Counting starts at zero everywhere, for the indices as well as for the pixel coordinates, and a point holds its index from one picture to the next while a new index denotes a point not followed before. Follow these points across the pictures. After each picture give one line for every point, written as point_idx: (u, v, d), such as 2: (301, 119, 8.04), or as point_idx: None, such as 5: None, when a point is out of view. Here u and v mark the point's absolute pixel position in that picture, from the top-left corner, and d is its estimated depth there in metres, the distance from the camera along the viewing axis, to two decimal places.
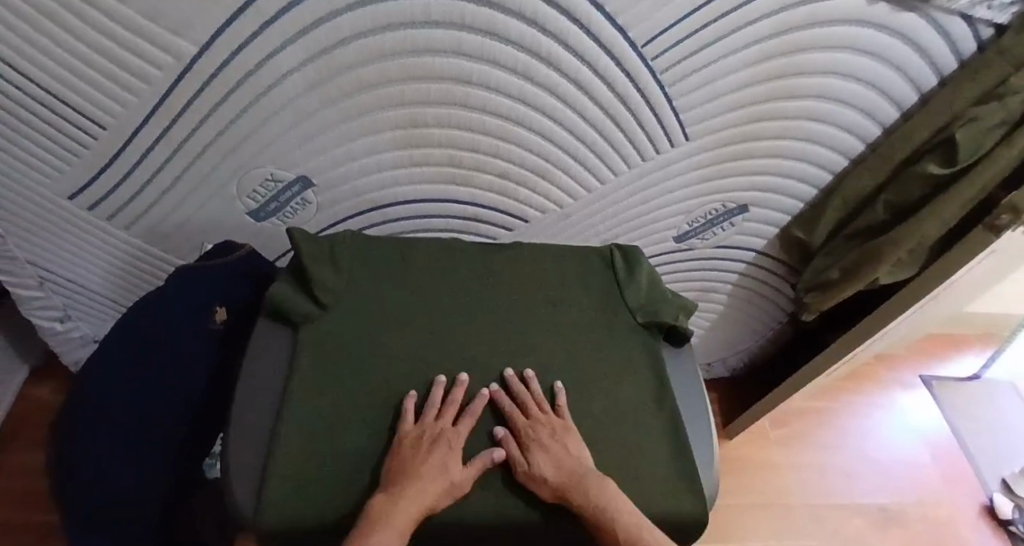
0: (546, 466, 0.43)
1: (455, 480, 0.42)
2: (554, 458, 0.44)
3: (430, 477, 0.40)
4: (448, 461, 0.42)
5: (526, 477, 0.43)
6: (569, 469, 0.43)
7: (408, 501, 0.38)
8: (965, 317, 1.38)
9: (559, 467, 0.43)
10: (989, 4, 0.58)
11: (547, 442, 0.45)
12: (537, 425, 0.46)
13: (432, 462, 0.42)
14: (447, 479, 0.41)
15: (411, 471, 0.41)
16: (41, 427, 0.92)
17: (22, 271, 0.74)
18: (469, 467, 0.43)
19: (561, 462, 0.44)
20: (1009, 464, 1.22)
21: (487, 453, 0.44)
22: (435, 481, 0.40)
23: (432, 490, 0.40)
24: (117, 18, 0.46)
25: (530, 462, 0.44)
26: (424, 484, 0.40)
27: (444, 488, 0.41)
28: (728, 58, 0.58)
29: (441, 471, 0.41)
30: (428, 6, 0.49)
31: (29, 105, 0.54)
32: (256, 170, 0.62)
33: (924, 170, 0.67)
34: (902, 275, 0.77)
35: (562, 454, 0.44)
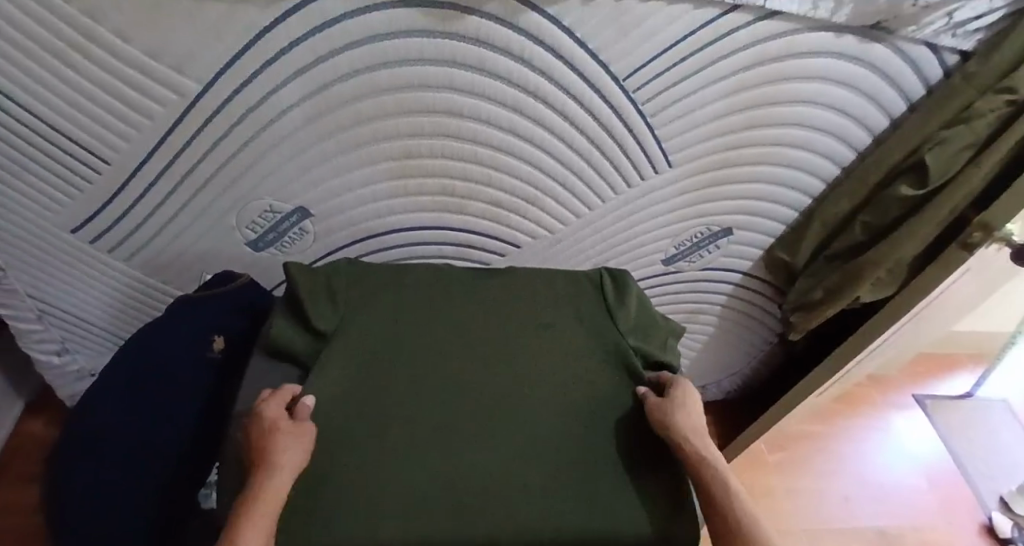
0: (678, 413, 0.50)
1: (296, 436, 0.43)
2: (685, 411, 0.50)
3: (265, 452, 0.41)
4: (284, 426, 0.43)
5: (658, 413, 0.50)
6: (696, 429, 0.49)
7: (267, 478, 0.39)
8: (955, 336, 1.40)
9: (686, 418, 0.50)
10: (952, 33, 0.62)
11: (690, 404, 0.51)
12: (687, 388, 0.53)
13: (272, 435, 0.42)
14: (295, 443, 0.42)
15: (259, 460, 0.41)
16: (34, 463, 0.91)
17: (21, 304, 0.74)
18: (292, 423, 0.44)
19: (692, 421, 0.50)
20: (1006, 482, 1.22)
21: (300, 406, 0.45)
22: (285, 449, 0.41)
23: (289, 459, 0.41)
24: (127, 58, 0.49)
25: (670, 406, 0.50)
26: (276, 458, 0.41)
27: (299, 447, 0.43)
28: (705, 90, 0.61)
29: (288, 438, 0.42)
30: (422, 45, 0.52)
31: (36, 142, 0.56)
32: (256, 202, 0.64)
33: (898, 192, 0.70)
34: (883, 294, 0.79)
35: (697, 419, 0.50)
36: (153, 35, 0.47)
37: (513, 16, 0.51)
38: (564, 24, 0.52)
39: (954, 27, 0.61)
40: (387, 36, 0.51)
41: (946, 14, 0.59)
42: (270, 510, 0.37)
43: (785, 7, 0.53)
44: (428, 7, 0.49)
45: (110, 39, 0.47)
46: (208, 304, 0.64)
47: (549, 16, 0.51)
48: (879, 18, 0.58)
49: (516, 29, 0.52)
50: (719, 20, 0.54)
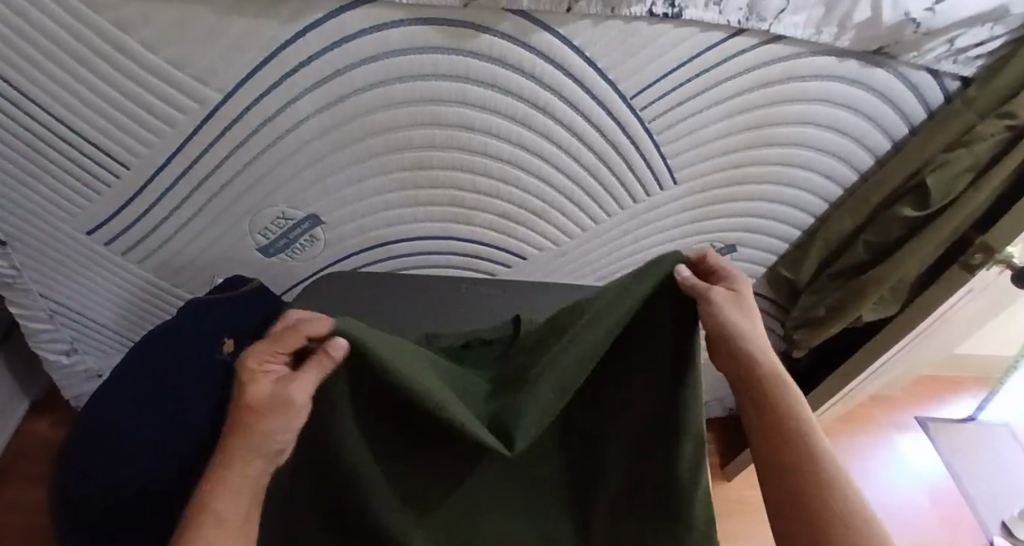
0: (737, 315, 0.40)
1: (280, 407, 0.34)
2: (744, 311, 0.41)
3: (245, 426, 0.34)
4: (273, 391, 0.34)
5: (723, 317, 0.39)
6: (752, 338, 0.41)
7: (237, 461, 0.34)
8: (957, 358, 1.40)
9: (746, 326, 0.41)
10: (953, 59, 0.64)
11: (746, 305, 0.41)
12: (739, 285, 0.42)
13: (253, 403, 0.34)
14: (278, 419, 0.34)
15: (238, 424, 0.35)
16: (39, 462, 0.92)
17: (34, 303, 0.75)
18: (281, 395, 0.34)
19: (748, 329, 0.41)
20: (1009, 505, 1.19)
21: (314, 360, 0.34)
22: (265, 428, 0.34)
23: (265, 441, 0.34)
24: (152, 67, 0.51)
25: (731, 311, 0.40)
26: (254, 436, 0.34)
27: (285, 421, 0.34)
28: (710, 109, 0.63)
29: (269, 414, 0.34)
30: (436, 61, 0.54)
31: (59, 146, 0.58)
32: (270, 208, 0.65)
33: (900, 213, 0.72)
34: (887, 312, 0.80)
35: (751, 325, 0.41)
36: (181, 48, 0.49)
37: (525, 36, 0.52)
38: (574, 44, 0.54)
39: (955, 53, 0.63)
40: (403, 51, 0.52)
41: (947, 41, 0.61)
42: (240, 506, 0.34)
43: (789, 31, 0.56)
44: (442, 25, 0.51)
45: (138, 49, 0.49)
46: (219, 305, 0.65)
47: (560, 36, 0.53)
48: (880, 43, 0.60)
49: (528, 48, 0.54)
50: (725, 43, 0.56)
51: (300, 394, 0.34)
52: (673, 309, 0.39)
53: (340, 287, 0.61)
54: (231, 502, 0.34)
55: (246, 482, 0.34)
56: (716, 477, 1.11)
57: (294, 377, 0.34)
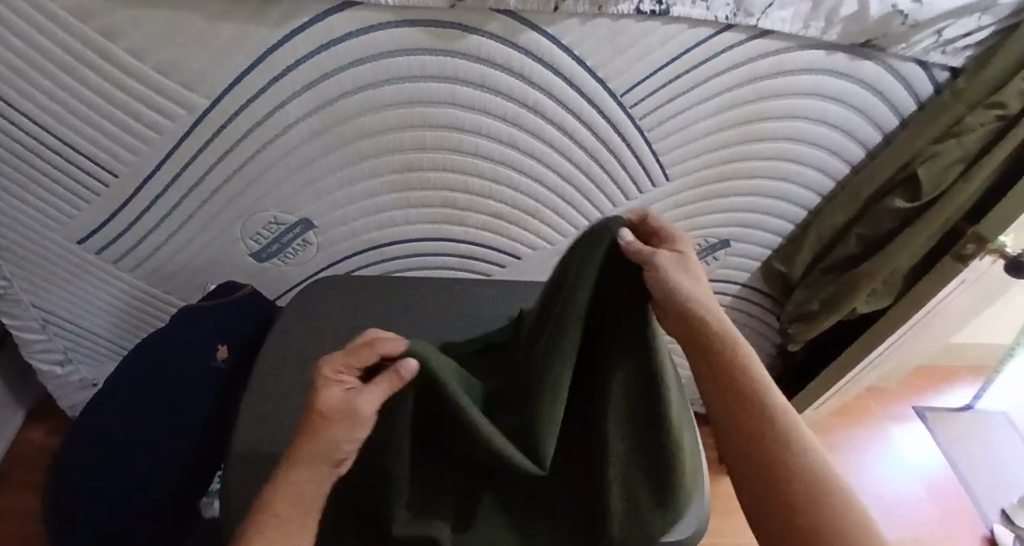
0: (688, 279, 0.39)
1: (347, 416, 0.32)
2: (693, 274, 0.40)
3: (309, 434, 0.32)
4: (343, 399, 0.32)
5: (673, 283, 0.38)
6: (703, 301, 0.40)
7: (300, 465, 0.32)
8: (952, 348, 1.40)
9: (696, 291, 0.40)
10: (941, 50, 0.64)
11: (691, 267, 0.40)
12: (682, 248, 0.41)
13: (323, 410, 0.32)
14: (344, 429, 0.32)
15: (306, 428, 0.33)
16: (33, 473, 0.91)
17: (25, 313, 0.74)
18: (350, 405, 0.32)
19: (698, 293, 0.40)
20: (1007, 495, 1.20)
21: (386, 375, 0.33)
22: (332, 437, 0.32)
23: (329, 451, 0.32)
24: (138, 74, 0.50)
25: (678, 276, 0.38)
26: (319, 444, 0.32)
27: (352, 433, 0.32)
28: (701, 105, 0.63)
29: (336, 423, 0.32)
30: (424, 62, 0.54)
31: (46, 155, 0.57)
32: (262, 213, 0.65)
33: (892, 205, 0.72)
34: (881, 305, 0.80)
35: (700, 288, 0.40)
36: (167, 54, 0.49)
37: (514, 36, 0.52)
38: (563, 42, 0.53)
39: (943, 44, 0.63)
40: (391, 54, 0.52)
41: (935, 32, 0.61)
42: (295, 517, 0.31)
43: (777, 26, 0.56)
44: (429, 26, 0.50)
45: (123, 55, 0.49)
46: (212, 310, 0.64)
47: (549, 35, 0.53)
48: (868, 36, 0.60)
49: (516, 47, 0.53)
50: (713, 39, 0.56)
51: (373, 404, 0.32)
52: (622, 273, 0.40)
53: (330, 293, 0.61)
54: (288, 507, 0.31)
55: (307, 494, 0.32)
56: (715, 472, 1.11)
57: (366, 388, 0.33)
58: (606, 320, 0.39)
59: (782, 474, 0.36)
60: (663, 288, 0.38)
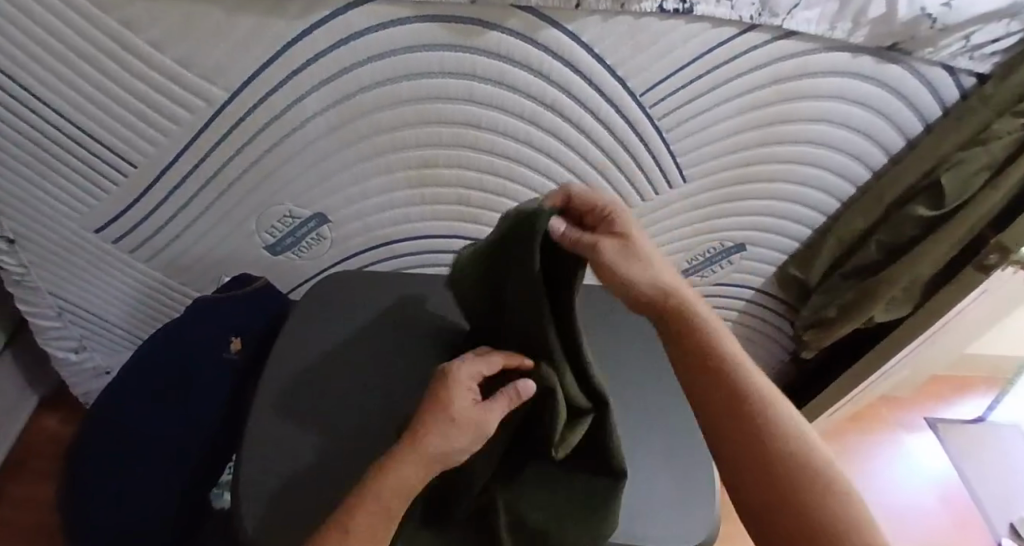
0: (630, 255, 0.40)
1: (472, 424, 0.33)
2: (634, 246, 0.40)
3: (424, 429, 0.33)
4: (469, 404, 0.34)
5: (614, 267, 0.39)
6: (654, 275, 0.40)
7: (412, 457, 0.32)
8: (968, 358, 1.38)
9: (645, 269, 0.40)
10: (969, 55, 0.63)
11: (631, 243, 0.40)
12: (620, 224, 0.41)
13: (454, 412, 0.33)
14: (467, 437, 0.33)
15: (428, 422, 0.33)
16: (47, 460, 0.92)
17: (41, 301, 0.75)
18: (473, 413, 0.34)
19: (646, 268, 0.40)
20: (1017, 508, 1.18)
21: (507, 393, 0.36)
22: (456, 439, 0.33)
23: (438, 452, 0.32)
24: (159, 65, 0.50)
25: (619, 260, 0.39)
26: (434, 440, 0.32)
27: (466, 439, 0.33)
28: (721, 107, 0.62)
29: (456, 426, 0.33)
30: (443, 58, 0.53)
31: (66, 145, 0.58)
32: (277, 207, 0.65)
33: (915, 212, 0.71)
34: (900, 312, 0.79)
35: (647, 261, 0.40)
36: (187, 46, 0.49)
37: (534, 33, 0.52)
38: (582, 40, 0.53)
39: (972, 49, 0.62)
40: (411, 49, 0.52)
41: (963, 37, 0.60)
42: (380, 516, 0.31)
43: (801, 28, 0.55)
44: (449, 22, 0.50)
45: (144, 46, 0.49)
46: (227, 303, 0.63)
47: (569, 32, 0.52)
48: (895, 40, 0.59)
49: (536, 44, 0.53)
50: (736, 40, 0.56)
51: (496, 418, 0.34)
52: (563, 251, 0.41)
53: (343, 286, 0.60)
54: (390, 493, 0.31)
55: (406, 487, 0.32)
56: None
57: (491, 403, 0.35)
58: (559, 283, 0.41)
59: (762, 449, 0.36)
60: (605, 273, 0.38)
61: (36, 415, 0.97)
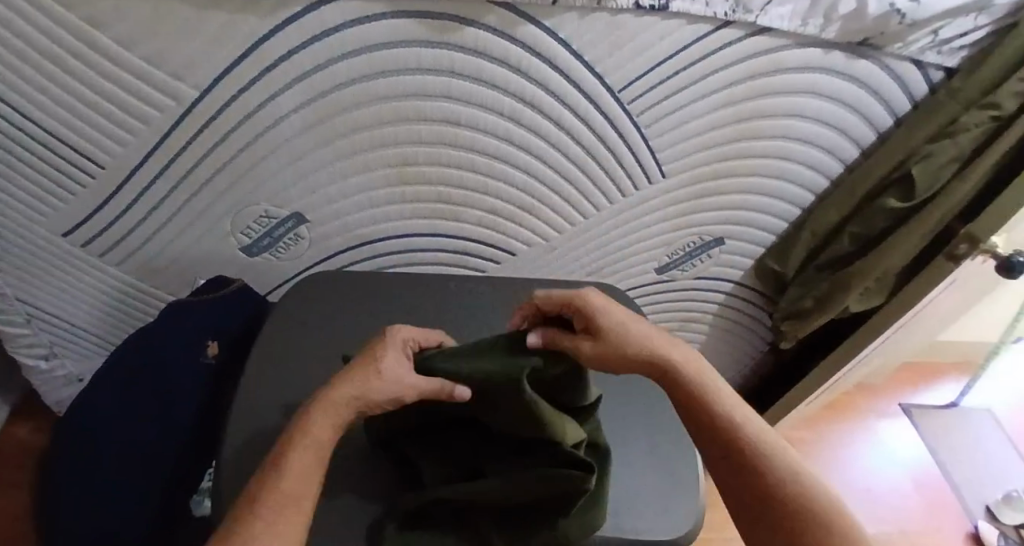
0: (617, 337, 0.42)
1: (394, 384, 0.38)
2: (612, 334, 0.41)
3: (350, 374, 0.38)
4: (397, 365, 0.39)
5: (607, 361, 0.41)
6: (641, 344, 0.42)
7: (347, 389, 0.37)
8: (940, 345, 1.42)
9: (631, 342, 0.42)
10: (937, 50, 0.64)
11: (608, 322, 0.42)
12: (593, 309, 0.43)
13: (382, 366, 0.38)
14: (388, 390, 0.37)
15: (364, 365, 0.39)
16: (20, 471, 0.90)
17: (9, 308, 0.73)
18: (399, 372, 0.39)
19: (629, 340, 0.42)
20: (990, 489, 1.22)
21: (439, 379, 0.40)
22: (377, 386, 0.37)
23: (355, 402, 0.36)
24: (125, 64, 0.49)
25: (603, 346, 0.41)
26: (356, 389, 0.37)
27: (385, 390, 0.37)
28: (699, 102, 0.62)
29: (379, 379, 0.37)
30: (420, 54, 0.53)
31: (29, 146, 0.56)
32: (253, 207, 0.64)
33: (887, 204, 0.73)
34: (874, 301, 0.81)
35: (629, 334, 0.42)
36: (155, 43, 0.47)
37: (512, 29, 0.52)
38: (560, 37, 0.53)
39: (940, 44, 0.63)
40: (384, 46, 0.51)
41: (931, 32, 0.61)
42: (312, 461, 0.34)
43: (775, 23, 0.55)
44: (426, 17, 0.50)
45: (108, 43, 0.48)
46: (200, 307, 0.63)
47: (546, 28, 0.52)
48: (865, 35, 0.60)
49: (514, 41, 0.53)
50: (711, 36, 0.56)
51: (422, 384, 0.39)
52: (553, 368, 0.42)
53: (320, 287, 0.60)
54: (327, 418, 0.35)
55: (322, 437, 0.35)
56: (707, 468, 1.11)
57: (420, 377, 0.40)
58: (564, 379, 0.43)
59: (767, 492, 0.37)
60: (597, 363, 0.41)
61: (7, 424, 0.94)
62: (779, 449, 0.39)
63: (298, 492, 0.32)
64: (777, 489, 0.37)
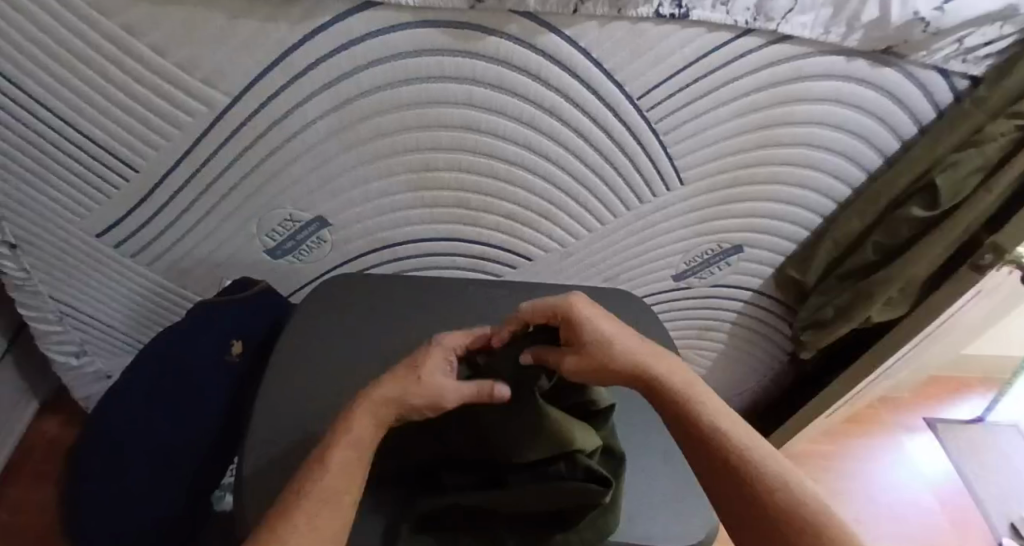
0: (598, 352, 0.41)
1: (434, 390, 0.39)
2: (594, 347, 0.41)
3: (389, 380, 0.39)
4: (436, 373, 0.40)
5: (585, 374, 0.41)
6: (623, 361, 0.41)
7: (386, 391, 0.38)
8: (966, 359, 1.39)
9: (612, 356, 0.41)
10: (963, 58, 0.64)
11: (592, 339, 0.42)
12: (580, 323, 0.42)
13: (422, 372, 0.39)
14: (425, 394, 0.38)
15: (406, 371, 0.40)
16: (48, 464, 0.93)
17: (44, 305, 0.75)
18: (437, 380, 0.39)
19: (612, 356, 0.41)
20: (1018, 507, 1.19)
21: (479, 383, 0.41)
22: (416, 389, 0.38)
23: (394, 405, 0.38)
24: (160, 71, 0.51)
25: (583, 363, 0.41)
26: (395, 395, 0.38)
27: (425, 395, 0.38)
28: (718, 109, 0.62)
29: (418, 386, 0.38)
30: (442, 62, 0.54)
31: (67, 150, 0.58)
32: (278, 211, 0.66)
33: (909, 213, 0.72)
34: (896, 312, 0.80)
35: (613, 350, 0.41)
36: (189, 51, 0.49)
37: (533, 38, 0.53)
38: (581, 45, 0.54)
39: (966, 52, 0.63)
40: (408, 54, 0.53)
41: (956, 40, 0.61)
42: (356, 460, 0.35)
43: (796, 32, 0.55)
44: (448, 27, 0.51)
45: (145, 51, 0.49)
46: (227, 308, 0.65)
47: (567, 37, 0.53)
48: (888, 43, 0.60)
49: (534, 50, 0.54)
50: (731, 44, 0.56)
51: (460, 393, 0.39)
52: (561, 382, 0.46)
53: (344, 288, 0.61)
54: (366, 416, 0.37)
55: (362, 441, 0.36)
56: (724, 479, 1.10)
57: (460, 385, 0.40)
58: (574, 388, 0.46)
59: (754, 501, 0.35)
60: (576, 376, 0.41)
61: (37, 419, 0.97)
62: (777, 467, 0.37)
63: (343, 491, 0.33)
64: (771, 508, 0.34)
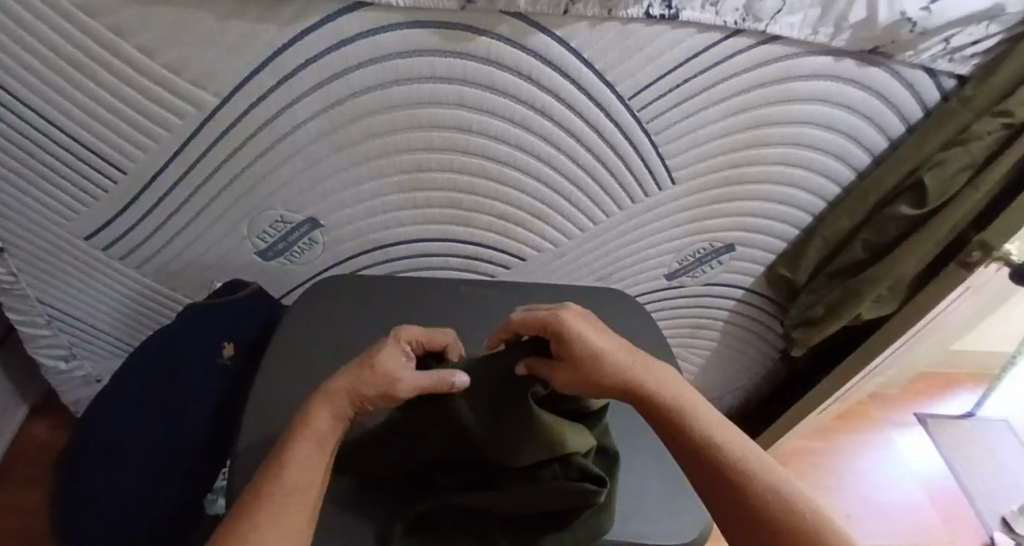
0: (590, 364, 0.40)
1: (385, 375, 0.38)
2: (586, 360, 0.40)
3: (345, 369, 0.38)
4: (393, 359, 0.39)
5: (577, 385, 0.41)
6: (614, 372, 0.41)
7: (345, 381, 0.37)
8: (955, 355, 1.40)
9: (604, 368, 0.40)
10: (949, 58, 0.64)
11: (582, 351, 0.40)
12: (568, 334, 0.41)
13: (376, 358, 0.39)
14: (378, 382, 0.37)
15: (363, 360, 0.39)
16: (37, 470, 0.91)
17: (32, 309, 0.75)
18: (392, 367, 0.39)
19: (603, 368, 0.40)
20: (1007, 501, 1.20)
21: (437, 374, 0.41)
22: (368, 376, 0.37)
23: (349, 395, 0.37)
24: (149, 72, 0.51)
25: (573, 374, 0.40)
26: (349, 383, 0.37)
27: (378, 382, 0.37)
28: (709, 109, 0.63)
29: (371, 372, 0.38)
30: (434, 62, 0.54)
31: (55, 152, 0.58)
32: (269, 212, 0.65)
33: (897, 211, 0.72)
34: (885, 310, 0.81)
35: (604, 362, 0.40)
36: (177, 52, 0.49)
37: (524, 38, 0.53)
38: (571, 46, 0.54)
39: (952, 51, 0.63)
40: (400, 55, 0.53)
41: (943, 40, 0.62)
42: (318, 452, 0.35)
43: (785, 32, 0.56)
44: (439, 27, 0.51)
45: (132, 52, 0.49)
46: (217, 310, 0.64)
47: (558, 37, 0.53)
48: (876, 43, 0.60)
49: (525, 50, 0.54)
50: (721, 44, 0.57)
51: (417, 382, 0.39)
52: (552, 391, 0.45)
53: (337, 289, 0.61)
54: (327, 409, 0.36)
55: (324, 434, 0.36)
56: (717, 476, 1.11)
57: (417, 374, 0.39)
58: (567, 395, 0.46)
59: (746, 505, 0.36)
60: (567, 387, 0.41)
61: (25, 424, 0.96)
62: (769, 472, 0.37)
63: (307, 481, 0.33)
64: (764, 512, 0.35)
